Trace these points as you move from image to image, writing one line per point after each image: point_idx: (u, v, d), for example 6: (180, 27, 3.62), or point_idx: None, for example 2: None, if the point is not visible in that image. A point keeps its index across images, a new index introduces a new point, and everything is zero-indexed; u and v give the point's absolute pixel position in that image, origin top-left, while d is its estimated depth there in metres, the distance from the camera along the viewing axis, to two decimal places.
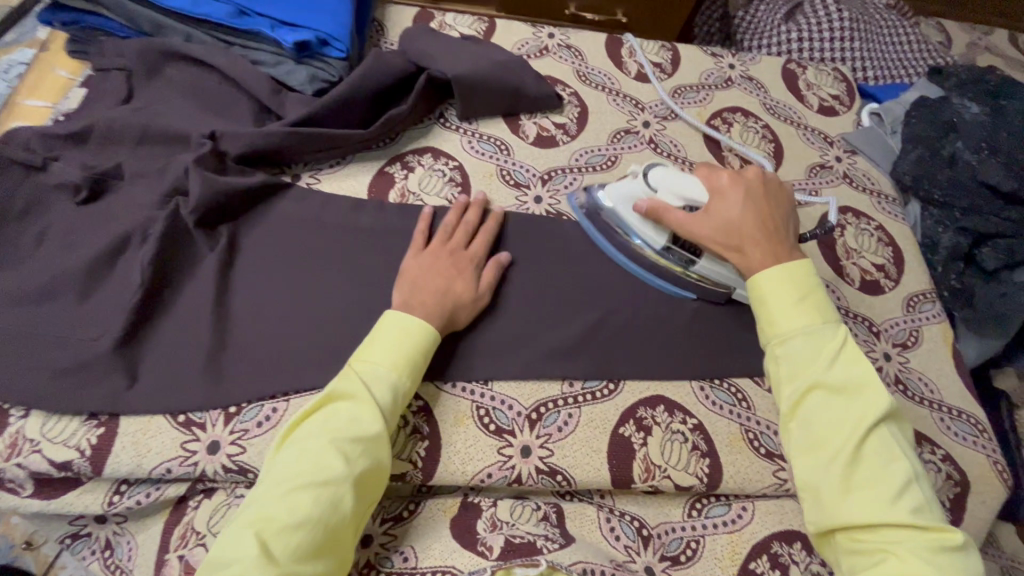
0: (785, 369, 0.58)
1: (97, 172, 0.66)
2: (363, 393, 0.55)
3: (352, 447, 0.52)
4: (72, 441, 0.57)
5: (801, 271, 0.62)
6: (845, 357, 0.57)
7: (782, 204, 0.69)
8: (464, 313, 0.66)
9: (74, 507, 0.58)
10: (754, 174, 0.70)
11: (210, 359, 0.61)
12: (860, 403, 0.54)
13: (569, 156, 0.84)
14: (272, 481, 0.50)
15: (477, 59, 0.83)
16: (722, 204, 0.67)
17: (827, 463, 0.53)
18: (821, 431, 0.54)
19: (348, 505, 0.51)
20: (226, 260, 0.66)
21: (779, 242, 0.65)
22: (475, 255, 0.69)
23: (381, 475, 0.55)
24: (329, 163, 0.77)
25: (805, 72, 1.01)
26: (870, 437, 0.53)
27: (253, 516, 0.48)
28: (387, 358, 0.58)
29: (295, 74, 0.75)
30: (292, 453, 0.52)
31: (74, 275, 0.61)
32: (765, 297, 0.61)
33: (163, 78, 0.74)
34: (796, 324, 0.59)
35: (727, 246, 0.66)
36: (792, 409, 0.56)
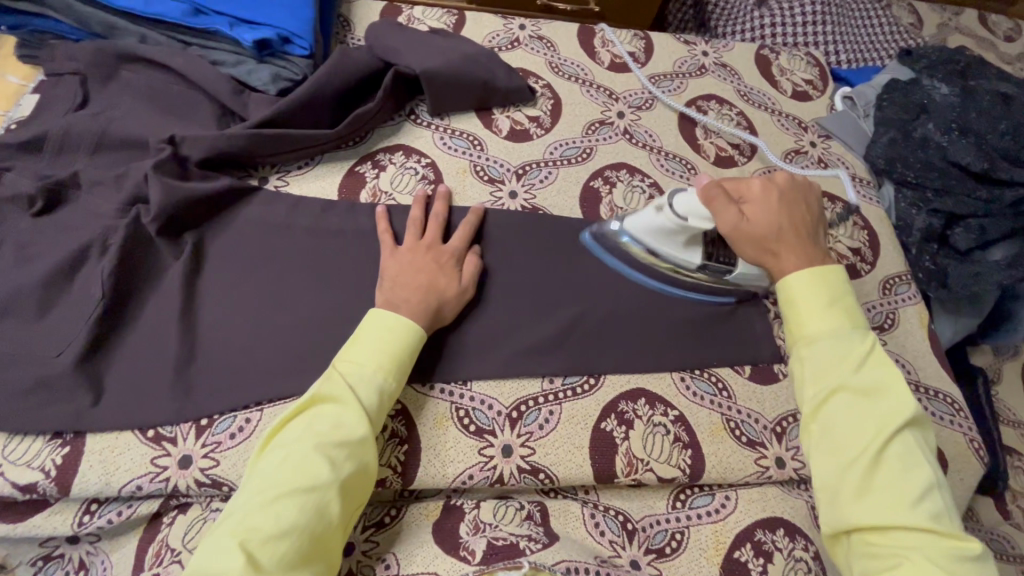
0: (810, 371, 0.56)
1: (52, 182, 0.64)
2: (347, 396, 0.54)
3: (339, 452, 0.51)
4: (36, 462, 0.55)
5: (831, 273, 0.59)
6: (874, 361, 0.55)
7: (814, 206, 0.66)
8: (450, 311, 0.64)
9: (42, 529, 0.56)
10: (785, 177, 0.66)
11: (179, 371, 0.59)
12: (888, 409, 0.52)
13: (544, 149, 0.83)
14: (254, 489, 0.49)
15: (445, 52, 0.81)
16: (757, 209, 0.63)
17: (847, 464, 0.51)
18: (846, 433, 0.52)
19: (334, 510, 0.50)
20: (191, 269, 0.64)
21: (812, 248, 0.62)
22: (456, 251, 0.68)
23: (370, 476, 0.54)
24: (297, 164, 0.75)
25: (778, 57, 1.01)
26: (893, 442, 0.51)
27: (237, 526, 0.47)
28: (372, 358, 0.57)
29: (257, 74, 0.73)
30: (275, 459, 0.50)
31: (32, 290, 0.59)
32: (790, 295, 0.59)
33: (118, 82, 0.72)
34: (824, 326, 0.57)
35: (762, 251, 0.62)
36: (814, 408, 0.54)
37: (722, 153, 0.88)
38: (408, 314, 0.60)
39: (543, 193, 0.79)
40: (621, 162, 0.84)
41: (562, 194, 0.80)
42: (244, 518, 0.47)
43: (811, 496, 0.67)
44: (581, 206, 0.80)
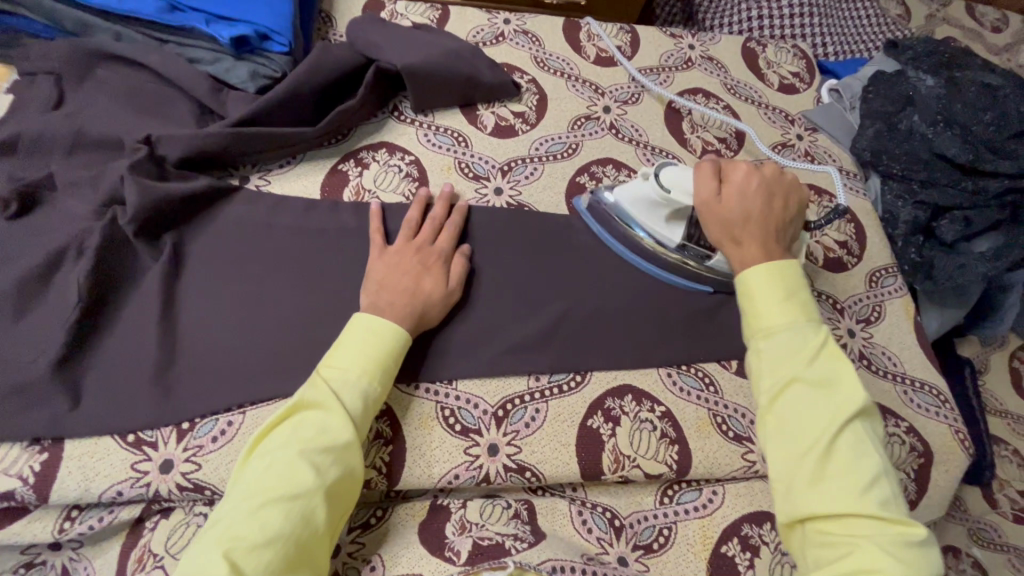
0: (766, 363, 0.55)
1: (26, 184, 0.63)
2: (332, 401, 0.53)
3: (324, 458, 0.51)
4: (14, 469, 0.54)
5: (787, 267, 0.59)
6: (826, 354, 0.54)
7: (795, 204, 0.65)
8: (436, 313, 0.64)
9: (22, 536, 0.55)
10: (772, 170, 0.65)
11: (158, 375, 0.58)
12: (840, 400, 0.52)
13: (529, 145, 0.82)
14: (238, 498, 0.48)
15: (427, 48, 0.80)
16: (734, 194, 0.63)
17: (801, 454, 0.51)
18: (800, 424, 0.52)
19: (320, 517, 0.49)
20: (171, 271, 0.63)
21: (778, 244, 0.62)
22: (442, 252, 0.67)
23: (353, 483, 0.53)
24: (278, 163, 0.74)
25: (764, 50, 1.00)
26: (845, 431, 0.51)
27: (220, 536, 0.45)
28: (357, 363, 0.56)
29: (235, 71, 0.71)
30: (258, 467, 0.49)
31: (6, 294, 0.58)
32: (749, 288, 0.59)
33: (93, 81, 0.70)
34: (780, 318, 0.56)
35: (725, 235, 0.63)
36: (770, 401, 0.54)
37: (708, 147, 0.88)
38: (391, 316, 0.60)
39: (529, 189, 0.79)
40: (607, 157, 0.83)
41: (547, 190, 0.79)
42: (228, 527, 0.46)
43: None
44: (567, 202, 0.79)
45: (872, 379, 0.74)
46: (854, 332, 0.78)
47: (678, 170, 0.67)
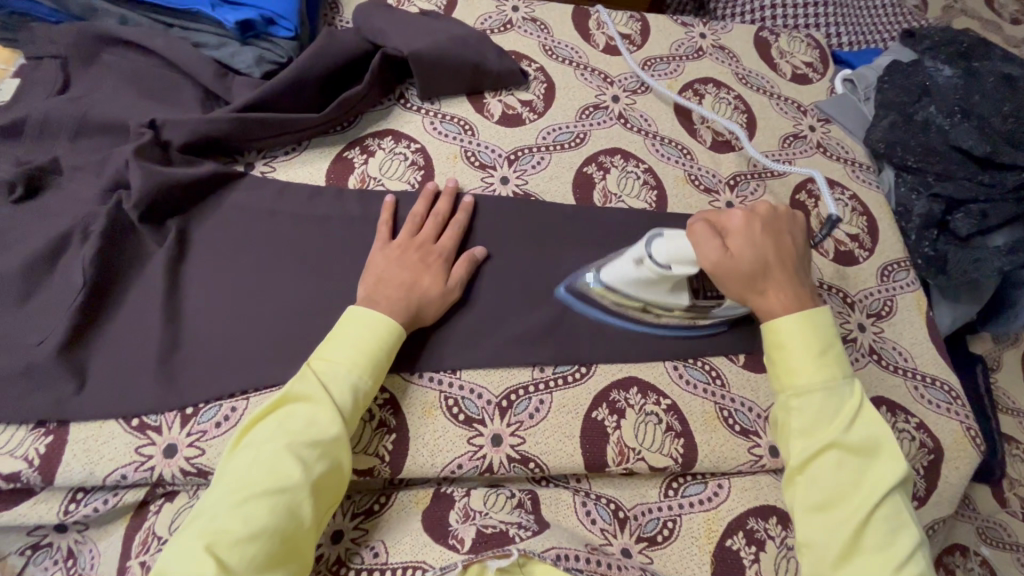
0: (798, 423, 0.57)
1: (32, 167, 0.63)
2: (320, 395, 0.53)
3: (311, 453, 0.51)
4: (19, 451, 0.54)
5: (819, 322, 0.60)
6: (863, 417, 0.56)
7: (797, 237, 0.66)
8: (434, 312, 0.63)
9: (27, 518, 0.55)
10: (765, 209, 0.65)
11: (162, 360, 0.58)
12: (878, 468, 0.54)
13: (536, 134, 0.81)
14: (224, 491, 0.49)
15: (435, 34, 0.79)
16: (742, 246, 0.61)
17: (835, 521, 0.52)
18: (832, 492, 0.53)
19: (306, 510, 0.49)
20: (176, 256, 0.63)
21: (796, 284, 0.62)
22: (445, 249, 0.67)
23: (343, 477, 0.53)
24: (284, 150, 0.73)
25: (777, 39, 0.99)
26: (881, 504, 0.52)
27: (205, 527, 0.46)
28: (347, 355, 0.56)
29: (241, 56, 0.71)
30: (246, 459, 0.50)
31: (12, 277, 0.58)
32: (780, 343, 0.60)
33: (99, 65, 0.70)
34: (816, 379, 0.57)
35: (748, 290, 0.61)
36: (801, 464, 0.55)
37: (718, 138, 0.87)
38: (387, 312, 0.59)
39: (535, 178, 0.78)
40: (614, 147, 0.82)
41: (554, 180, 0.78)
42: (212, 520, 0.47)
43: None
44: (574, 191, 0.78)
45: (884, 374, 0.73)
46: (865, 327, 0.76)
47: (671, 240, 0.59)
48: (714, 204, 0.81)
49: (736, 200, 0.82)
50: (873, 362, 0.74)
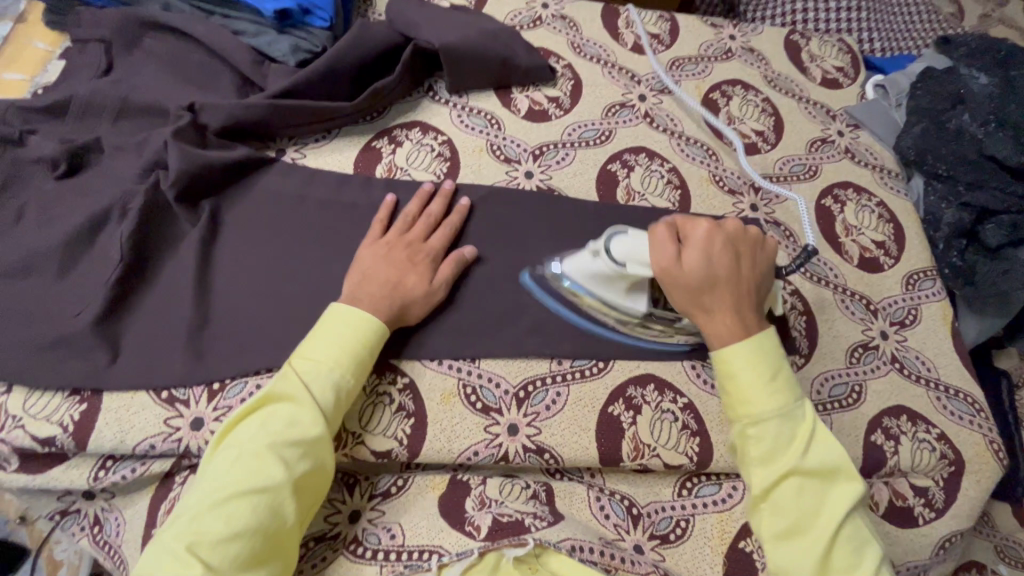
0: (757, 454, 0.55)
1: (75, 145, 0.65)
2: (302, 395, 0.54)
3: (291, 453, 0.52)
4: (54, 417, 0.56)
5: (765, 342, 0.58)
6: (818, 439, 0.56)
7: (761, 259, 0.63)
8: (417, 312, 0.63)
9: (60, 481, 0.58)
10: (733, 224, 0.63)
11: (192, 337, 0.60)
12: (836, 492, 0.54)
13: (562, 130, 0.82)
14: (206, 491, 0.50)
15: (466, 28, 0.80)
16: (697, 258, 0.59)
17: (801, 547, 0.53)
18: (797, 519, 0.54)
19: (289, 510, 0.51)
20: (207, 236, 0.65)
21: (746, 307, 0.60)
22: (434, 250, 0.66)
23: (325, 475, 0.55)
24: (314, 137, 0.75)
25: (808, 43, 0.98)
26: (846, 524, 0.53)
27: (188, 527, 0.48)
28: (328, 355, 0.56)
29: (277, 44, 0.72)
30: (225, 460, 0.51)
31: (53, 250, 0.60)
32: (732, 371, 0.58)
33: (141, 49, 0.72)
34: (771, 406, 0.56)
35: (694, 304, 0.60)
36: (764, 494, 0.55)
37: (745, 140, 0.86)
38: (368, 309, 0.60)
39: (559, 174, 0.79)
40: (639, 146, 0.83)
41: (578, 176, 0.79)
42: (192, 521, 0.48)
43: None
44: (598, 189, 0.79)
45: (905, 383, 0.72)
46: (887, 335, 0.75)
47: (629, 239, 0.60)
48: (738, 206, 0.81)
49: (760, 203, 0.82)
50: (894, 371, 0.73)
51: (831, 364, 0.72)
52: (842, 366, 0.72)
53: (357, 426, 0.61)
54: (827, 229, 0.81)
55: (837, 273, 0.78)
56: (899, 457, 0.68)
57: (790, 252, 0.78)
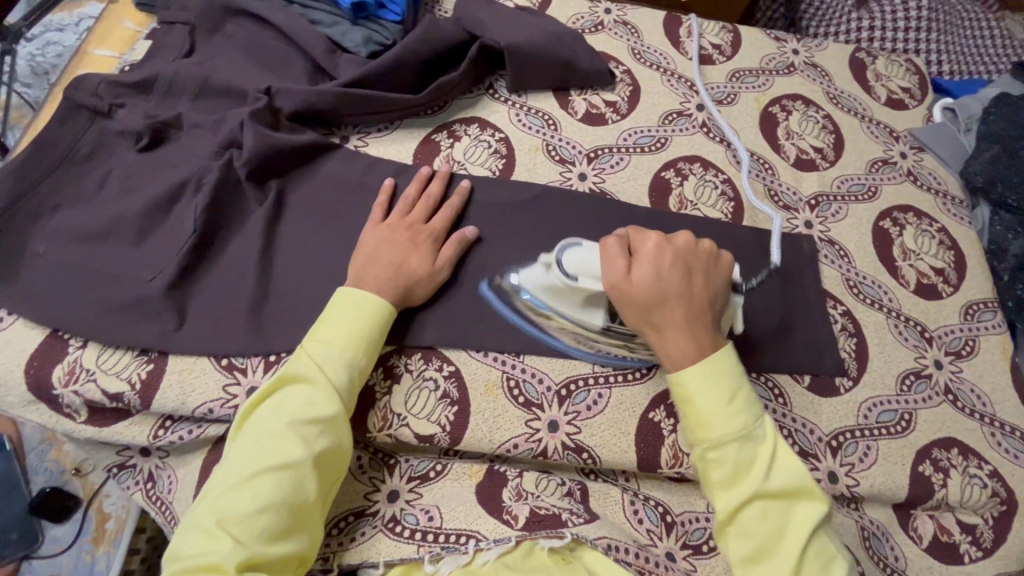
0: (719, 478, 0.55)
1: (158, 120, 0.69)
2: (318, 376, 0.56)
3: (310, 431, 0.54)
4: (124, 374, 0.59)
5: (721, 360, 0.57)
6: (777, 461, 0.55)
7: (716, 278, 0.61)
8: (423, 291, 0.64)
9: (123, 436, 0.61)
10: (684, 239, 0.61)
11: (253, 309, 0.63)
12: (799, 511, 0.54)
13: (618, 135, 0.82)
14: (231, 469, 0.52)
15: (532, 29, 0.81)
16: (646, 275, 0.59)
17: (769, 573, 0.52)
18: (762, 543, 0.53)
19: (311, 485, 0.53)
20: (273, 214, 0.67)
21: (702, 326, 0.59)
22: (435, 231, 0.67)
23: (344, 454, 0.56)
24: (377, 127, 0.77)
25: (874, 61, 0.96)
26: (812, 545, 0.53)
27: (215, 504, 0.50)
28: (339, 336, 0.58)
29: (350, 35, 0.75)
30: (249, 440, 0.54)
31: (132, 218, 0.63)
32: (689, 395, 0.57)
33: (223, 33, 0.75)
34: (730, 429, 0.55)
35: (645, 322, 0.59)
36: (728, 518, 0.54)
37: (803, 156, 0.85)
38: (371, 287, 0.61)
39: (613, 178, 0.79)
40: (695, 155, 0.82)
41: (631, 181, 0.79)
42: (220, 498, 0.51)
43: (860, 516, 0.65)
44: (650, 194, 0.79)
45: (958, 416, 0.70)
46: (941, 364, 0.73)
47: (582, 250, 0.60)
48: (792, 221, 0.80)
49: (816, 220, 0.80)
50: (946, 403, 0.71)
51: (880, 389, 0.70)
52: (892, 392, 0.70)
53: (403, 409, 0.62)
54: (884, 252, 0.79)
55: (892, 297, 0.76)
56: (947, 490, 0.66)
57: (844, 271, 0.77)
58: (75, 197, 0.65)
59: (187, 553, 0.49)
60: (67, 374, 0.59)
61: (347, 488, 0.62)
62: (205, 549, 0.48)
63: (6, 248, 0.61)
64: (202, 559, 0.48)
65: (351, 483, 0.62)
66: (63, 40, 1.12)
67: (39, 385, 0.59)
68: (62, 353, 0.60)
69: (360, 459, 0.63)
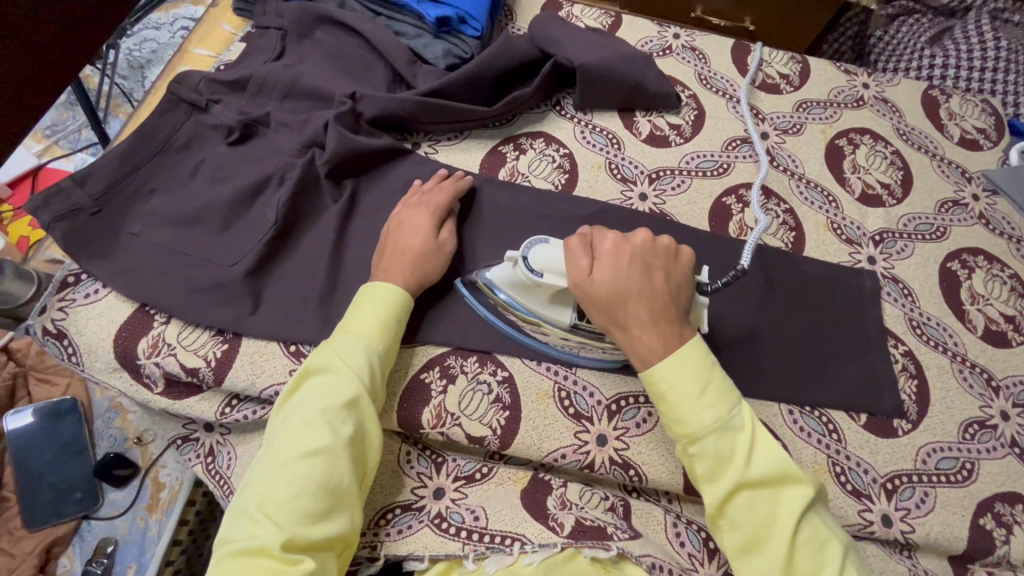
0: (702, 472, 0.54)
1: (249, 117, 0.73)
2: (337, 365, 0.57)
3: (338, 417, 0.55)
4: (201, 351, 0.63)
5: (691, 352, 0.56)
6: (757, 447, 0.54)
7: (678, 272, 0.60)
8: (435, 266, 0.66)
9: (193, 410, 0.64)
10: (644, 236, 0.60)
11: (323, 299, 0.66)
12: (786, 500, 0.53)
13: (681, 158, 0.83)
14: (266, 459, 0.54)
15: (604, 50, 0.83)
16: (606, 272, 0.58)
17: (764, 563, 0.52)
18: (752, 533, 0.53)
19: (344, 468, 0.54)
20: (346, 212, 0.71)
21: (669, 319, 0.57)
22: (433, 203, 0.68)
23: (373, 439, 0.58)
24: (447, 136, 0.80)
25: (948, 100, 0.94)
26: (802, 526, 0.52)
27: (256, 490, 0.52)
28: (363, 327, 0.60)
29: (431, 48, 0.79)
30: (279, 430, 0.56)
31: (220, 206, 0.67)
32: (663, 389, 0.56)
33: (312, 39, 0.80)
34: (705, 421, 0.54)
35: (612, 322, 0.58)
36: (718, 510, 0.54)
37: (869, 191, 0.84)
38: (405, 281, 0.63)
39: (674, 200, 0.80)
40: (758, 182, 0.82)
41: (691, 204, 0.80)
42: (260, 484, 0.53)
43: (912, 564, 0.63)
44: (710, 219, 0.79)
45: None
46: (1008, 415, 0.70)
47: (549, 247, 0.60)
48: (855, 256, 0.78)
49: (879, 256, 0.79)
50: (1013, 456, 0.68)
51: (942, 436, 0.68)
52: (953, 440, 0.68)
53: (456, 409, 0.64)
54: (950, 295, 0.77)
55: (957, 340, 0.74)
56: (1010, 547, 0.63)
57: (907, 311, 0.75)
58: (168, 182, 0.69)
59: (235, 536, 0.51)
60: (151, 346, 0.63)
61: (393, 482, 0.63)
62: (251, 532, 0.50)
63: (105, 227, 0.66)
64: (249, 541, 0.50)
65: (398, 476, 0.64)
66: (158, 37, 1.20)
67: (124, 355, 0.63)
68: (148, 327, 0.64)
69: (408, 453, 0.65)
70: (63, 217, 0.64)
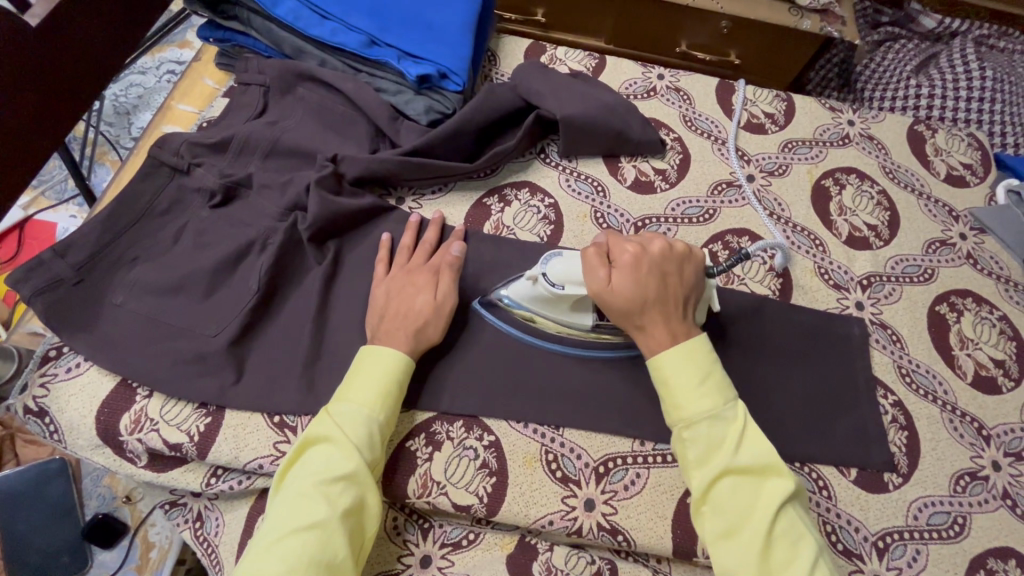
0: (694, 455, 0.55)
1: (231, 180, 0.72)
2: (337, 434, 0.56)
3: (335, 490, 0.54)
4: (184, 425, 0.63)
5: (696, 350, 0.58)
6: (747, 438, 0.55)
7: (690, 275, 0.62)
8: (433, 330, 0.64)
9: (177, 482, 0.64)
10: (659, 244, 0.62)
11: (306, 367, 0.65)
12: (769, 487, 0.53)
13: (666, 205, 0.83)
14: (263, 533, 0.53)
15: (587, 100, 0.83)
16: (623, 280, 0.59)
17: (740, 549, 0.52)
18: (735, 518, 0.53)
19: (341, 542, 0.53)
20: (329, 274, 0.70)
21: (675, 320, 0.60)
22: (438, 266, 0.69)
23: (371, 509, 0.57)
24: (430, 189, 0.80)
25: (934, 135, 0.94)
26: (781, 518, 0.52)
27: (249, 566, 0.51)
28: (363, 395, 0.59)
29: (412, 104, 0.79)
30: (278, 503, 0.55)
31: (201, 274, 0.67)
32: (665, 376, 0.58)
33: (295, 95, 0.80)
34: (701, 408, 0.56)
35: (629, 323, 0.61)
36: (703, 493, 0.54)
37: (855, 233, 0.83)
38: (403, 343, 0.62)
39: None
40: (743, 227, 0.82)
41: None
42: (253, 560, 0.52)
43: None
44: None
45: (1017, 524, 0.67)
46: (999, 465, 0.70)
47: (564, 259, 0.63)
48: (843, 302, 0.78)
49: (867, 301, 0.78)
50: (1004, 508, 0.67)
51: (932, 490, 0.67)
52: (945, 493, 0.67)
53: (442, 477, 0.63)
54: (939, 340, 0.77)
55: (947, 388, 0.74)
56: None
57: (896, 358, 0.75)
58: (149, 249, 0.69)
59: None
60: (133, 422, 0.63)
61: (382, 549, 0.63)
62: None
63: (84, 299, 0.65)
64: None
65: (386, 544, 0.63)
66: (144, 81, 1.22)
67: (106, 432, 0.63)
68: (130, 402, 0.64)
69: (395, 520, 0.64)
70: (44, 290, 0.62)
